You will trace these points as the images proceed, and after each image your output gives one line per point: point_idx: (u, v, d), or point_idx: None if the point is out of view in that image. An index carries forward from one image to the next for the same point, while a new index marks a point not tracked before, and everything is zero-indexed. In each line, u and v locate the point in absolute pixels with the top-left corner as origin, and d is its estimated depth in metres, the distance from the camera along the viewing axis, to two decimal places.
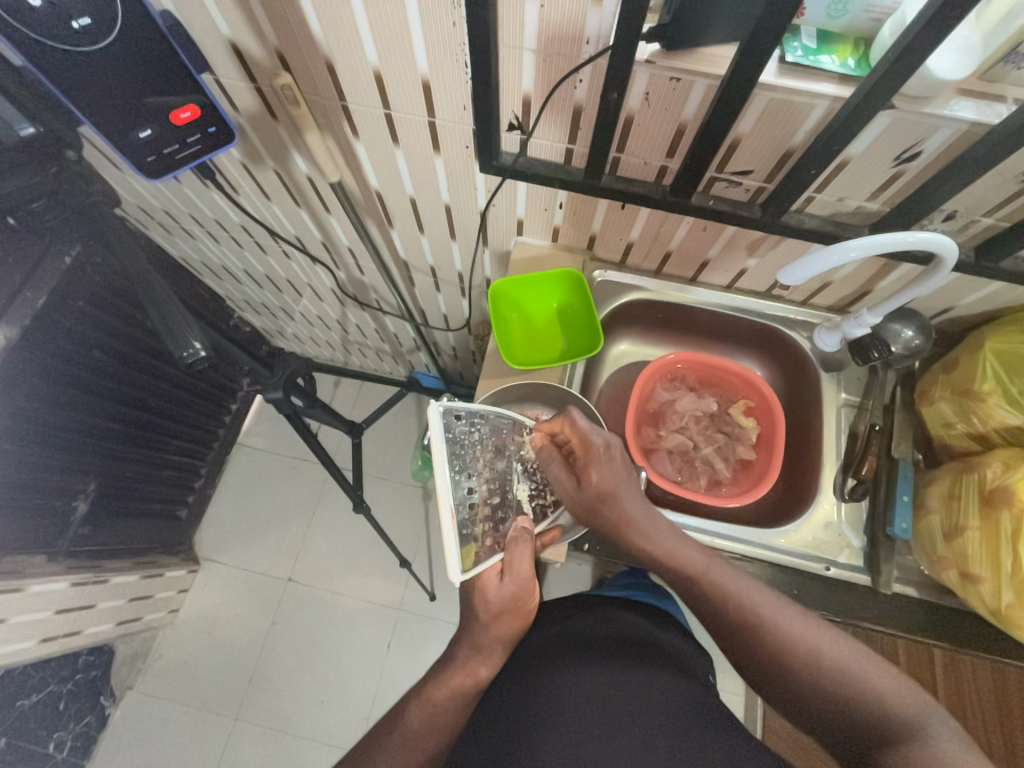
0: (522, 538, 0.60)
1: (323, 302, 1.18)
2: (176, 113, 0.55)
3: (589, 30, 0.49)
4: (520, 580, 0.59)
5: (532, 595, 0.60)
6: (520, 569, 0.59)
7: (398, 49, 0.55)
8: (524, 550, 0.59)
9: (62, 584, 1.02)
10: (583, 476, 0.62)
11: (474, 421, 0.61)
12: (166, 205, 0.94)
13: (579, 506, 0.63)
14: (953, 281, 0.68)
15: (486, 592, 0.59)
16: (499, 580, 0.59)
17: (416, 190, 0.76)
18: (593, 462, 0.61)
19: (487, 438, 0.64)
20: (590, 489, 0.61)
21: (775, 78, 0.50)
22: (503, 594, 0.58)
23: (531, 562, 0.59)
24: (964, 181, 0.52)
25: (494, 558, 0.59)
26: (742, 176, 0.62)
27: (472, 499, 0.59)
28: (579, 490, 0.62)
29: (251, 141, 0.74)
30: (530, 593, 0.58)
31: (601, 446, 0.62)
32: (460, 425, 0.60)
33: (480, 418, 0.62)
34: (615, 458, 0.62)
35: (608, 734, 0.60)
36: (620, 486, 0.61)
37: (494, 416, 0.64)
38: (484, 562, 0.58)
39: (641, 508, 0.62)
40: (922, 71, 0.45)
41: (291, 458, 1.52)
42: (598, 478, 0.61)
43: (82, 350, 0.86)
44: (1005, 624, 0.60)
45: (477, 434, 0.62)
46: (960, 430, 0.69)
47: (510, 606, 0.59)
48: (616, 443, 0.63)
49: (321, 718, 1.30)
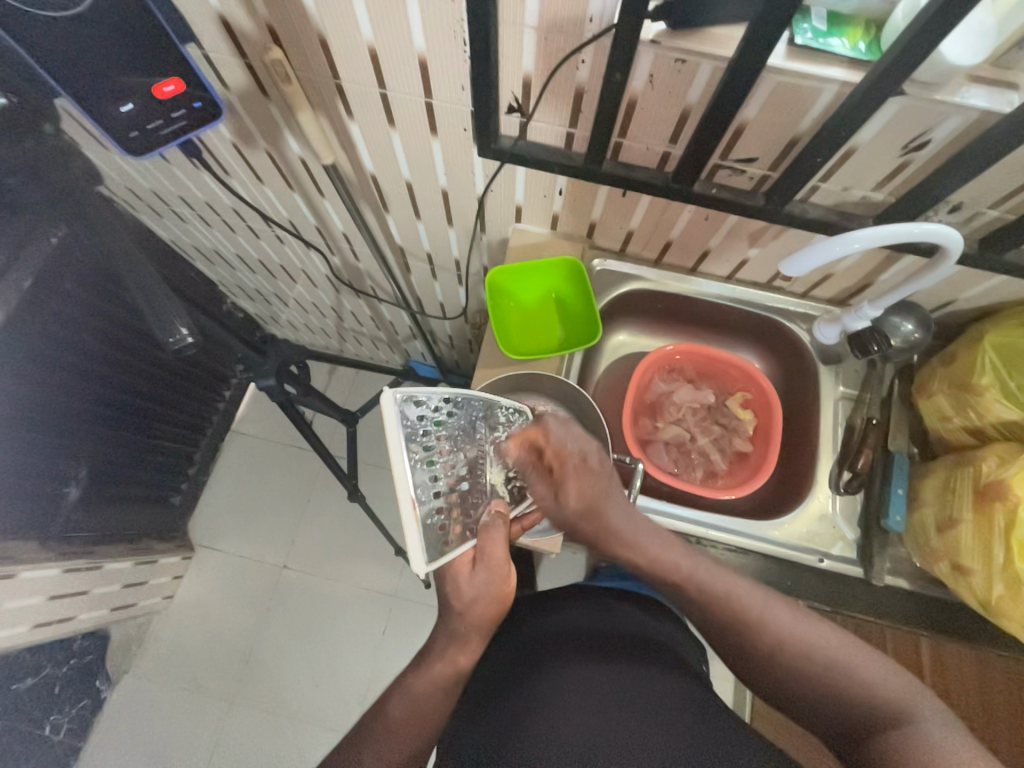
0: (494, 526, 0.58)
1: (318, 289, 1.16)
2: (159, 85, 0.52)
3: (592, 7, 0.47)
4: (494, 566, 0.58)
5: (508, 580, 0.59)
6: (494, 555, 0.58)
7: (394, 24, 0.53)
8: (497, 536, 0.58)
9: (54, 570, 1.02)
10: (561, 492, 0.63)
11: (439, 406, 0.57)
12: (154, 186, 0.92)
13: (560, 518, 0.64)
14: (955, 274, 0.67)
15: (460, 581, 0.59)
16: (472, 568, 0.59)
17: (412, 174, 0.74)
18: (572, 477, 0.62)
19: (456, 423, 0.59)
20: (569, 503, 0.63)
21: (784, 61, 0.48)
22: (478, 582, 0.58)
23: (504, 548, 0.58)
24: (971, 171, 0.51)
25: (466, 544, 0.57)
26: (746, 164, 0.61)
27: (439, 488, 0.55)
28: (559, 505, 0.63)
29: (241, 120, 0.71)
30: (503, 579, 0.57)
31: (575, 458, 0.63)
32: (419, 410, 0.55)
33: (446, 402, 0.58)
34: (590, 468, 0.64)
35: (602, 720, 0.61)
36: (599, 498, 0.63)
37: (463, 399, 0.60)
38: (450, 550, 0.56)
39: (623, 515, 0.63)
40: (935, 56, 0.44)
41: (286, 445, 1.51)
42: (575, 492, 0.62)
43: (69, 334, 0.85)
44: (993, 615, 0.60)
45: (443, 421, 0.58)
46: (957, 424, 0.69)
47: (486, 593, 0.58)
48: (593, 452, 0.65)
49: (316, 701, 1.31)
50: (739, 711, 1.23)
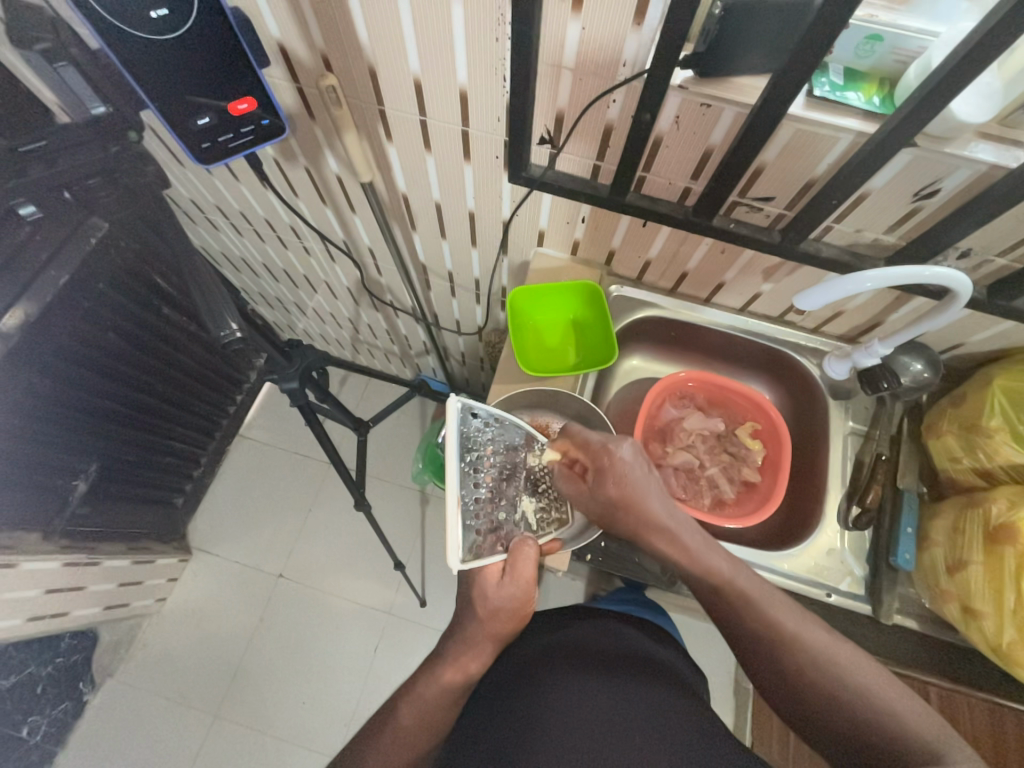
0: (526, 544, 0.60)
1: (338, 300, 1.20)
2: (234, 103, 0.56)
3: (626, 54, 0.51)
4: (521, 584, 0.59)
5: (531, 600, 0.60)
6: (523, 572, 0.59)
7: (439, 58, 0.57)
8: (529, 555, 0.60)
9: (53, 563, 1.02)
10: (598, 485, 0.61)
11: (490, 424, 0.63)
12: (194, 195, 0.97)
13: (597, 511, 0.62)
14: (963, 318, 0.69)
15: (486, 590, 0.60)
16: (499, 579, 0.60)
17: (442, 197, 0.78)
18: (606, 468, 0.61)
19: (502, 442, 0.65)
20: (604, 496, 0.60)
21: (803, 110, 0.52)
22: (502, 594, 0.59)
23: (534, 568, 0.60)
24: (980, 220, 0.53)
25: (496, 556, 0.60)
26: (764, 202, 0.64)
27: (478, 495, 0.61)
28: (593, 497, 0.62)
29: (286, 139, 0.76)
30: (528, 600, 0.58)
31: (601, 451, 0.61)
32: (472, 424, 0.61)
33: (495, 422, 0.64)
34: (625, 460, 0.60)
35: (607, 738, 0.60)
36: (636, 486, 0.59)
37: (510, 423, 0.65)
38: (484, 557, 0.60)
39: (663, 505, 0.60)
40: (946, 113, 0.47)
41: (292, 452, 1.52)
42: (612, 484, 0.60)
43: (98, 330, 0.88)
44: (1006, 662, 0.59)
45: (490, 437, 0.63)
46: (966, 465, 0.69)
47: (508, 607, 0.60)
48: (618, 440, 0.61)
49: (302, 720, 1.27)
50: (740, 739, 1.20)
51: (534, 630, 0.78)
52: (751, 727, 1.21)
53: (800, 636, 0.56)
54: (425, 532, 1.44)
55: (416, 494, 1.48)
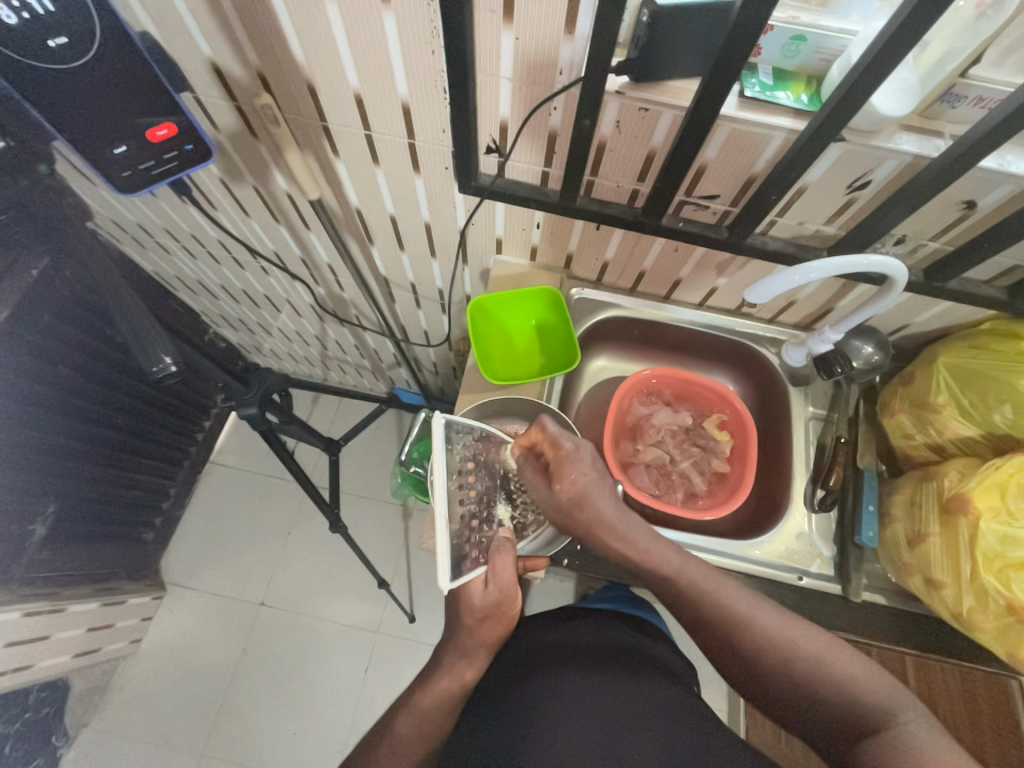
0: (505, 546, 0.61)
1: (302, 318, 1.17)
2: (152, 130, 0.54)
3: (562, 60, 0.51)
4: (503, 588, 0.59)
5: (516, 603, 0.60)
6: (504, 576, 0.60)
7: (378, 72, 0.57)
8: (507, 558, 0.60)
9: (13, 615, 0.96)
10: (554, 480, 0.63)
11: (469, 434, 0.66)
12: (141, 220, 0.93)
13: (552, 507, 0.64)
14: (906, 300, 0.72)
15: (471, 598, 0.60)
16: (483, 588, 0.60)
17: (396, 209, 0.77)
18: (566, 465, 0.62)
19: (479, 454, 0.68)
20: (561, 494, 0.62)
21: (736, 110, 0.53)
22: (487, 601, 0.59)
23: (513, 570, 0.60)
24: (911, 206, 0.55)
25: (478, 569, 0.60)
26: (709, 200, 0.66)
27: (461, 509, 0.63)
28: (551, 492, 0.63)
29: (230, 158, 0.74)
30: (514, 601, 0.58)
31: (567, 451, 0.62)
32: (454, 437, 0.65)
33: (473, 434, 0.67)
34: (583, 459, 0.62)
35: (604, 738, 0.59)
36: (591, 489, 0.61)
37: (485, 434, 0.69)
38: (466, 573, 0.60)
39: (615, 510, 0.62)
40: (868, 107, 0.49)
41: (266, 476, 1.48)
42: (568, 482, 0.62)
43: (44, 364, 0.84)
44: (966, 628, 0.61)
45: (469, 449, 0.67)
46: (919, 441, 0.72)
47: (493, 611, 0.60)
48: (587, 444, 0.63)
49: (293, 750, 1.24)
50: (734, 724, 1.22)
51: (532, 628, 0.77)
52: (744, 713, 1.23)
53: (771, 618, 0.57)
54: (409, 548, 1.42)
55: (397, 508, 1.46)
